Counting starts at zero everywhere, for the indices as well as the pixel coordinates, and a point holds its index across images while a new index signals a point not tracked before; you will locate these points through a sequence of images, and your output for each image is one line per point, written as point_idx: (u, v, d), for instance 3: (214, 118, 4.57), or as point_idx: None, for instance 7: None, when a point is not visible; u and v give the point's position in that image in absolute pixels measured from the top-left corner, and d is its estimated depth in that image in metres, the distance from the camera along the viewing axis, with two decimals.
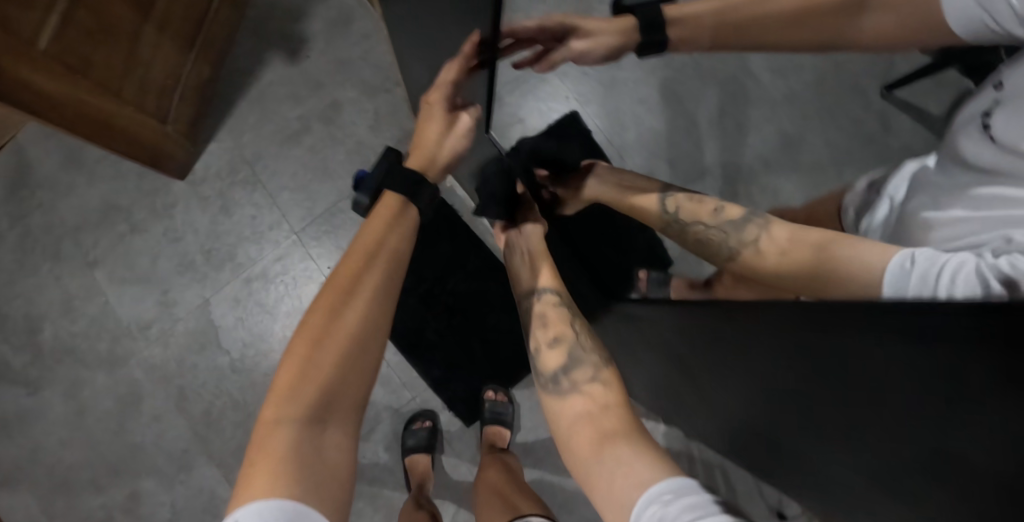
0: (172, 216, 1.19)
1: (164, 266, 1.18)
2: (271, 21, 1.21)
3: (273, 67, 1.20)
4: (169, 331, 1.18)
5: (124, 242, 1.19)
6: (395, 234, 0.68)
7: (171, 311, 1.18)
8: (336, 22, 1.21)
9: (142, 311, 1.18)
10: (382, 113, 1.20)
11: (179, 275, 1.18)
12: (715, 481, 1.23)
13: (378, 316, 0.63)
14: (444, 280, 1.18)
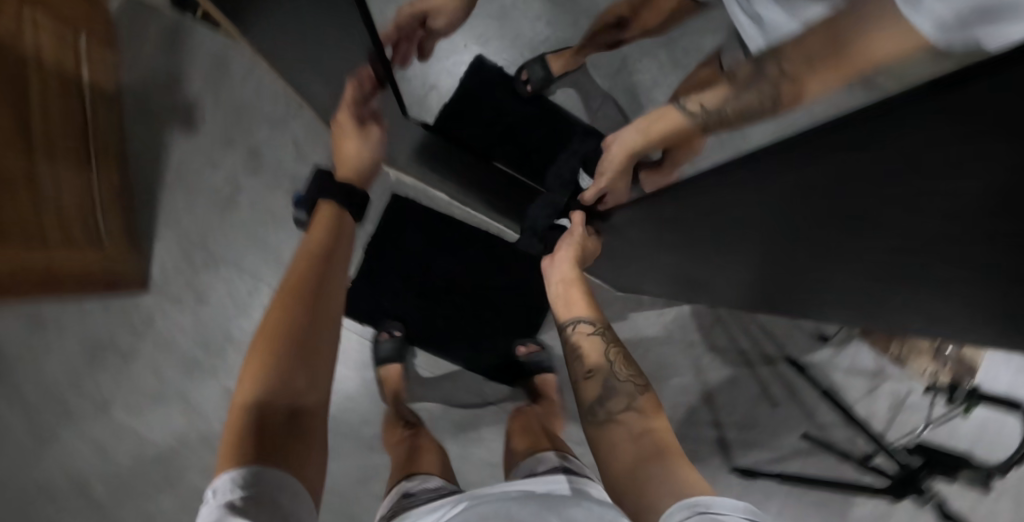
0: (155, 328, 1.17)
1: (172, 376, 1.18)
2: (151, 98, 1.13)
3: (176, 142, 1.15)
4: (208, 430, 1.18)
5: (124, 371, 1.18)
6: (329, 230, 0.85)
7: (199, 413, 1.18)
8: (214, 70, 1.14)
9: (173, 425, 1.18)
10: (301, 138, 1.16)
11: (190, 377, 1.18)
12: (753, 332, 1.27)
13: (296, 334, 0.69)
14: (432, 264, 1.20)
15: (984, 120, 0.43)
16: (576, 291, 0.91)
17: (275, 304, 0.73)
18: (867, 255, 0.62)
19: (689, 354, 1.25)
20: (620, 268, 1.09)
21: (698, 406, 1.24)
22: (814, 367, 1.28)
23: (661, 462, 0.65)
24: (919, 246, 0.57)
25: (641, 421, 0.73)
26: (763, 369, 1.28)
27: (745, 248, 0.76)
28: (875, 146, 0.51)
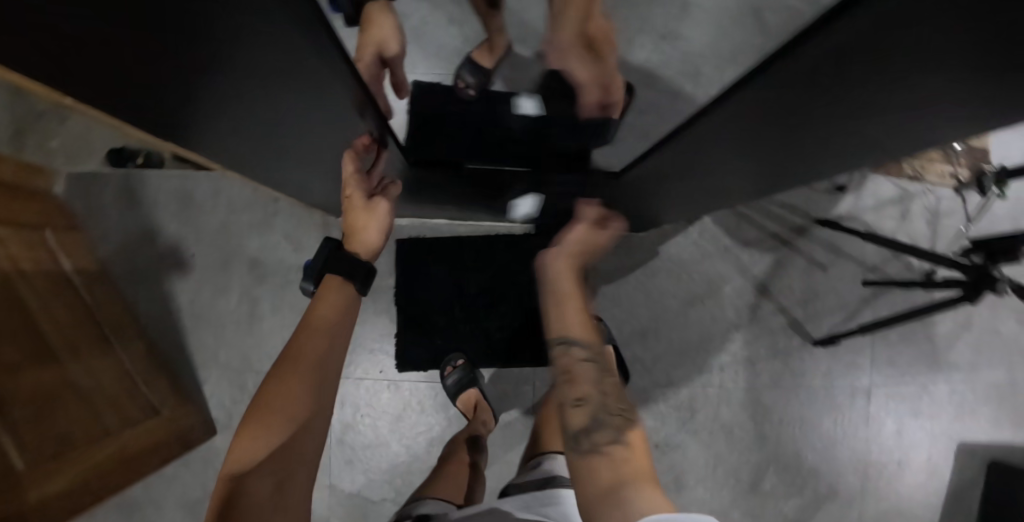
0: None
1: None
2: (133, 256, 1.11)
3: (177, 286, 1.14)
4: None
5: None
6: (337, 308, 0.72)
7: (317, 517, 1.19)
8: (180, 205, 1.12)
9: None
10: (290, 230, 1.16)
11: None
12: (779, 212, 1.27)
13: (296, 410, 0.64)
14: (463, 288, 1.22)
15: (878, 62, 0.40)
16: (570, 310, 0.76)
17: (278, 379, 0.66)
18: (829, 161, 0.62)
19: (729, 259, 1.26)
20: (638, 204, 1.09)
21: (757, 301, 1.26)
22: (844, 217, 1.29)
23: (656, 490, 0.57)
24: (872, 154, 0.56)
25: (642, 466, 0.63)
26: (802, 240, 1.28)
27: (730, 162, 0.73)
28: (813, 74, 0.46)
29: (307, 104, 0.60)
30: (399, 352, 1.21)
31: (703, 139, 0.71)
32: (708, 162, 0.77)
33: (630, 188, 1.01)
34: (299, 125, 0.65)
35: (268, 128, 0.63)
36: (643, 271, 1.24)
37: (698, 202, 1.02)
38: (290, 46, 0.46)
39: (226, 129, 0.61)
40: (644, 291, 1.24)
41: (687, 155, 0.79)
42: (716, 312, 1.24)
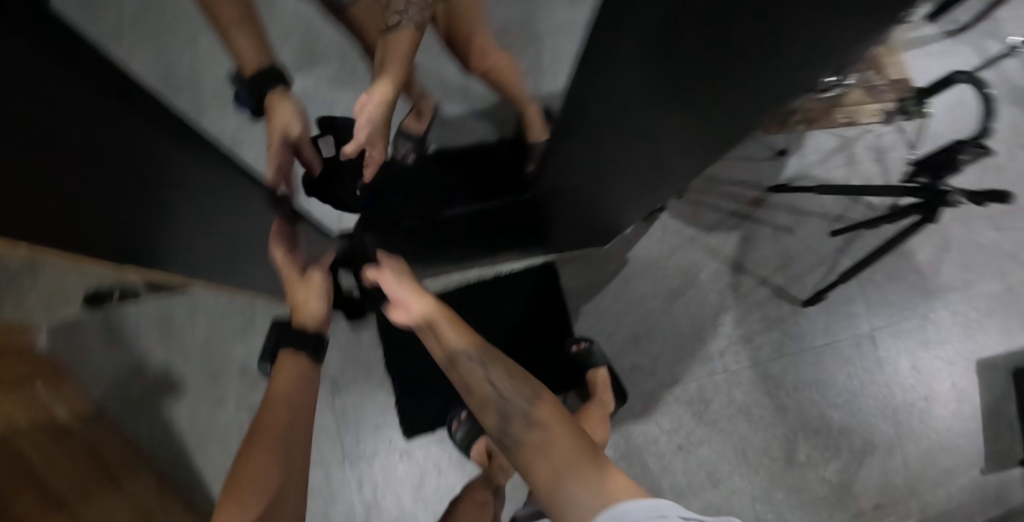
0: None
1: None
2: (128, 389, 1.13)
3: (174, 409, 1.15)
4: None
5: None
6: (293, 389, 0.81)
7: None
8: (163, 330, 1.16)
9: None
10: (273, 328, 1.19)
11: None
12: (732, 191, 1.30)
13: (278, 482, 0.69)
14: None
15: None
16: (440, 324, 0.88)
17: (248, 455, 0.71)
18: (769, 52, 0.49)
19: (698, 246, 1.28)
20: (589, 208, 1.02)
21: (736, 279, 1.27)
22: (794, 178, 1.32)
23: (584, 469, 0.64)
24: (808, 12, 0.43)
25: (550, 423, 0.73)
26: (764, 210, 1.30)
27: (651, 123, 0.65)
28: None
29: (237, 216, 0.71)
30: (404, 420, 1.20)
31: (598, 120, 0.68)
32: (619, 144, 0.75)
33: (564, 196, 0.99)
34: (241, 236, 0.76)
35: (218, 248, 0.74)
36: (619, 280, 1.25)
37: (645, 187, 0.95)
38: (195, 171, 0.57)
39: (187, 262, 0.72)
40: (625, 298, 1.25)
41: (596, 144, 0.76)
42: (700, 299, 1.25)
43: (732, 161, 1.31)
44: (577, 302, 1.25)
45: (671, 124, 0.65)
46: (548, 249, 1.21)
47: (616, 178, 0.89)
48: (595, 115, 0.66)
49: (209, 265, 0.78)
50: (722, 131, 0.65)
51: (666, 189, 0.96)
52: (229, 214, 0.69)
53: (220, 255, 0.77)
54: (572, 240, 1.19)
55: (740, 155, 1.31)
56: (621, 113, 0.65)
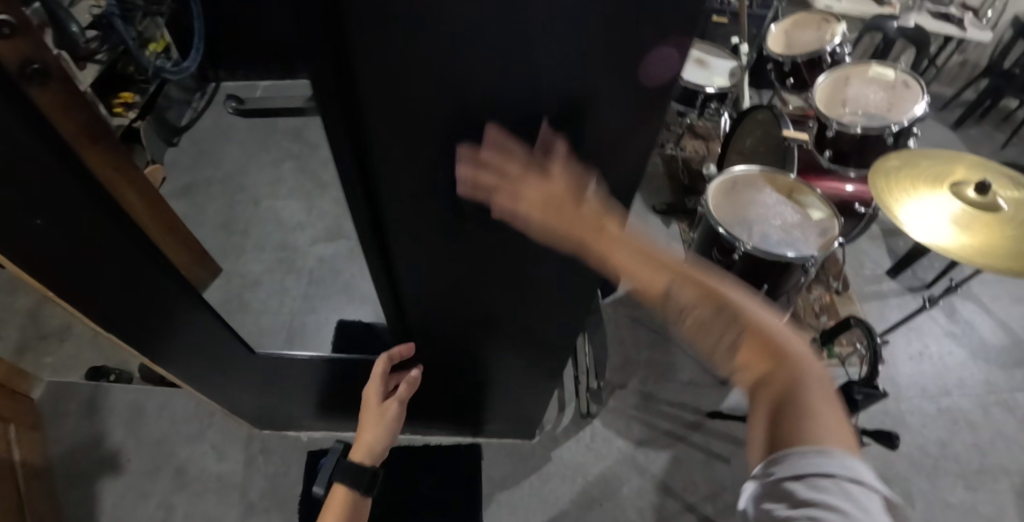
0: None
1: None
2: (79, 463, 1.27)
3: (105, 492, 1.25)
4: None
5: None
6: None
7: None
8: (132, 418, 1.33)
9: None
10: (218, 441, 1.31)
11: None
12: (669, 409, 1.35)
13: None
14: None
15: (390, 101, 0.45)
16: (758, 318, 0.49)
17: None
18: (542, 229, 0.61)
19: (624, 456, 1.28)
20: (480, 390, 1.09)
21: (661, 498, 1.23)
22: (737, 410, 1.35)
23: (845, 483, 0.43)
24: None
25: None
26: (698, 435, 1.32)
27: (479, 290, 0.75)
28: (391, 159, 0.51)
29: (206, 326, 0.93)
30: None
31: (426, 264, 0.69)
32: (473, 290, 0.75)
33: (460, 355, 0.96)
34: (202, 341, 0.96)
35: (187, 344, 0.95)
36: (539, 472, 1.26)
37: (527, 369, 1.00)
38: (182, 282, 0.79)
39: (164, 351, 0.94)
40: (542, 493, 1.23)
41: (456, 296, 0.77)
42: (621, 507, 1.22)
43: (673, 380, 1.40)
44: (493, 485, 1.24)
45: (497, 288, 0.74)
46: (478, 432, 1.27)
47: (501, 332, 0.87)
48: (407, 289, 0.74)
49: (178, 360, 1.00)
50: (555, 296, 0.75)
51: (548, 372, 1.00)
52: (199, 323, 0.90)
53: (189, 349, 0.97)
54: (500, 427, 1.24)
55: (681, 377, 1.40)
56: (453, 256, 0.67)
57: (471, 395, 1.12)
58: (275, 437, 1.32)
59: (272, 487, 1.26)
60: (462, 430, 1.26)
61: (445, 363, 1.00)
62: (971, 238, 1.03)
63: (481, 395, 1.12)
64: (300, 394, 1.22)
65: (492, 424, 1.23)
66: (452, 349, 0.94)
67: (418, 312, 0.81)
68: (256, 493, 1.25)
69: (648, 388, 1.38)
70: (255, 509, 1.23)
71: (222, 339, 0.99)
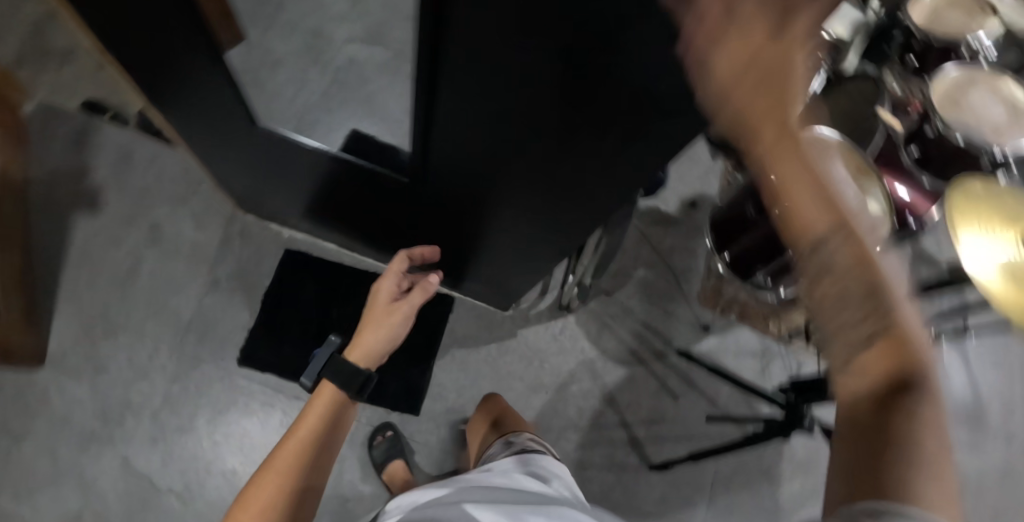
0: (51, 403, 1.13)
1: (67, 451, 1.11)
2: (59, 188, 1.25)
3: (79, 225, 1.24)
4: (104, 506, 1.09)
5: (13, 454, 1.10)
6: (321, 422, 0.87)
7: (95, 488, 1.10)
8: (120, 162, 1.29)
9: (65, 505, 1.08)
10: (200, 211, 1.28)
11: (86, 451, 1.12)
12: (641, 334, 1.35)
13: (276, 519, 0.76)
14: (329, 314, 1.24)
15: None
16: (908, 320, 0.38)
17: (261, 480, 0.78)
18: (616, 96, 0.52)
19: (583, 361, 1.30)
20: (480, 247, 1.05)
21: (602, 409, 1.27)
22: (704, 356, 1.36)
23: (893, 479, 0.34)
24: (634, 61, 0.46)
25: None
26: (658, 366, 1.34)
27: (519, 146, 0.67)
28: None
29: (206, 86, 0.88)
30: (245, 349, 1.20)
31: (464, 93, 0.60)
32: (505, 143, 0.68)
33: (464, 205, 0.91)
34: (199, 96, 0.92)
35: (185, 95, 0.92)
36: (500, 345, 1.27)
37: (537, 240, 0.94)
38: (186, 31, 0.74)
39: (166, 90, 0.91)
40: (496, 366, 1.26)
41: (489, 143, 0.69)
42: (560, 407, 1.26)
43: (657, 309, 1.38)
44: (453, 342, 1.25)
45: (538, 150, 0.66)
46: (459, 287, 1.25)
47: (511, 197, 0.82)
48: (441, 116, 0.66)
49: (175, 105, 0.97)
50: (602, 176, 0.67)
51: (557, 250, 0.95)
52: (202, 83, 0.87)
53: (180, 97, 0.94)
54: (481, 289, 1.22)
55: (665, 308, 1.38)
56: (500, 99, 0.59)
57: (467, 248, 1.08)
58: (257, 225, 1.28)
59: (241, 273, 1.25)
60: (443, 279, 1.24)
61: (446, 207, 0.95)
62: (1009, 290, 0.88)
63: (471, 253, 1.09)
64: (294, 192, 1.17)
65: (474, 283, 1.20)
66: (457, 196, 0.89)
67: (440, 141, 0.74)
68: (224, 273, 1.24)
69: (630, 307, 1.37)
70: (219, 287, 1.23)
71: (221, 105, 0.94)
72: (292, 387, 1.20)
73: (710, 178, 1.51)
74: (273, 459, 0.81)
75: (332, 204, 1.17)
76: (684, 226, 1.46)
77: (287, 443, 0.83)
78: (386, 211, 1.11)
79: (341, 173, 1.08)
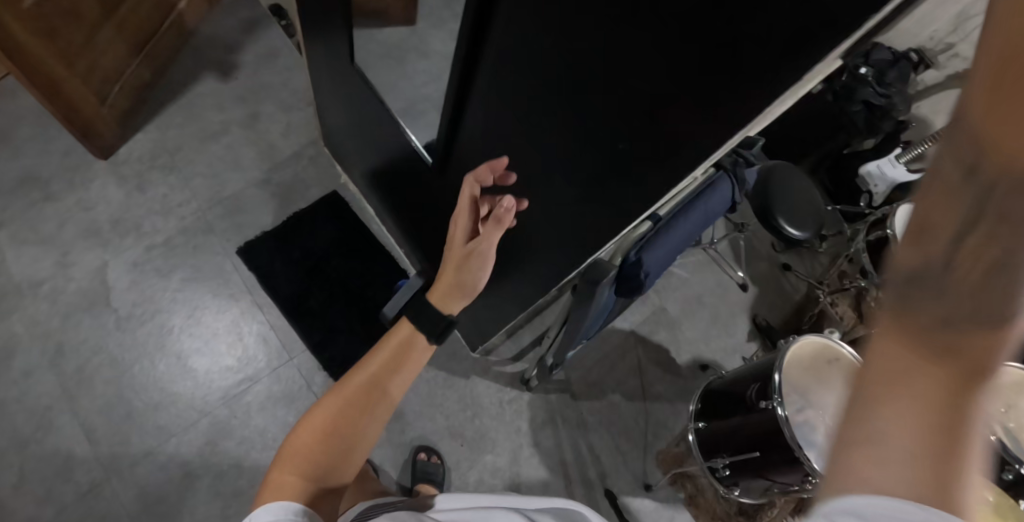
0: (88, 190, 1.26)
1: (70, 232, 1.22)
2: (211, 48, 1.44)
3: (205, 81, 1.41)
4: (61, 290, 1.17)
5: (35, 209, 1.22)
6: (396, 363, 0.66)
7: (67, 272, 1.18)
8: (265, 57, 1.47)
9: (37, 271, 1.17)
10: (294, 124, 1.42)
11: (82, 240, 1.21)
12: (582, 451, 1.28)
13: (326, 471, 0.57)
14: (328, 261, 1.30)
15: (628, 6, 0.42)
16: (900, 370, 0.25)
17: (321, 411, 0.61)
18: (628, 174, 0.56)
19: (512, 439, 1.25)
20: None
21: (501, 494, 1.20)
22: (627, 513, 1.25)
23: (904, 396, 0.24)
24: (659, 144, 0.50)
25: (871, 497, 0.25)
26: (579, 492, 1.25)
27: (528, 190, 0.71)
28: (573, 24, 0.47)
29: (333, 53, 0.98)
30: (249, 243, 1.28)
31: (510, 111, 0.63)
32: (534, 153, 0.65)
33: None
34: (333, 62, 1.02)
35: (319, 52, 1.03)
36: (449, 376, 1.26)
37: (510, 287, 0.95)
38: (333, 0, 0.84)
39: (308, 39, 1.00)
40: (433, 391, 1.24)
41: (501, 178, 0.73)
42: (465, 467, 1.21)
43: (611, 440, 1.30)
44: None
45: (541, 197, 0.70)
46: None
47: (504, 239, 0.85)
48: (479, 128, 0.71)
49: (317, 56, 1.06)
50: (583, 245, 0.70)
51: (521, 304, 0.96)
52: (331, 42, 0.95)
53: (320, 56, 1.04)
54: (462, 317, 1.23)
55: (619, 444, 1.31)
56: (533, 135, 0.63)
57: None
58: (326, 160, 1.40)
59: (290, 186, 1.36)
60: None
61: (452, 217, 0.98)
62: None
63: None
64: (359, 157, 1.25)
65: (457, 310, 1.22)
66: None
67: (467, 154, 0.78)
68: (277, 179, 1.35)
69: (585, 421, 1.30)
70: (267, 186, 1.34)
71: (336, 66, 1.03)
72: (261, 296, 1.25)
73: (733, 356, 1.45)
74: (352, 374, 0.65)
75: (377, 180, 1.24)
76: (681, 382, 1.40)
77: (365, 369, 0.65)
78: (411, 207, 1.17)
79: (392, 164, 1.13)
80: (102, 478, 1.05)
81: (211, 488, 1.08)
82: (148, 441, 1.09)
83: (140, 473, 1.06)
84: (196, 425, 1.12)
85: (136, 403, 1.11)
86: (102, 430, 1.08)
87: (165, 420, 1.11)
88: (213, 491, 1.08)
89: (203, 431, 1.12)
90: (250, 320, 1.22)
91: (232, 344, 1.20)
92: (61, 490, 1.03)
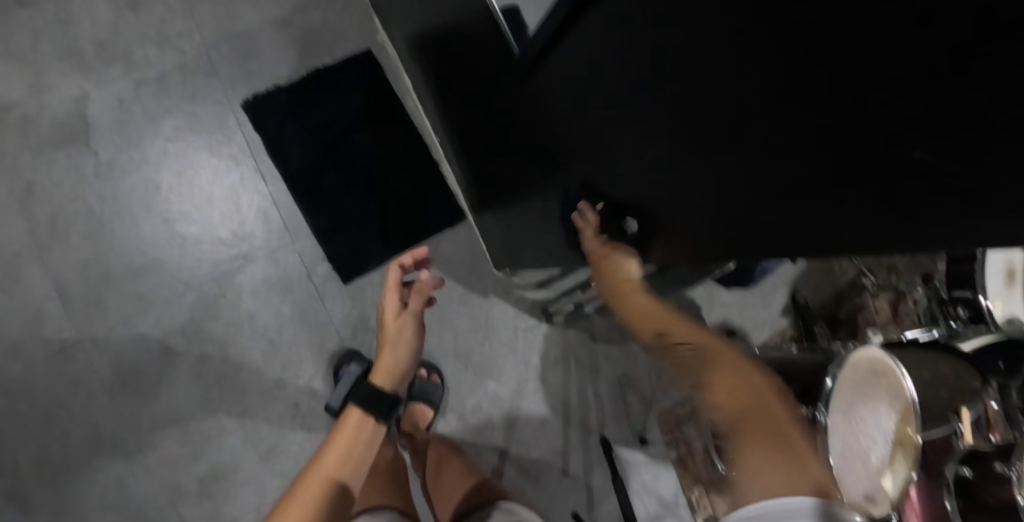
0: None
1: (45, 48, 1.01)
2: None
3: None
4: (33, 119, 0.99)
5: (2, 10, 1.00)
6: (356, 444, 0.68)
7: (40, 98, 0.99)
8: None
9: (5, 90, 0.98)
10: None
11: (60, 61, 1.01)
12: (587, 396, 1.21)
13: None
14: (349, 137, 1.11)
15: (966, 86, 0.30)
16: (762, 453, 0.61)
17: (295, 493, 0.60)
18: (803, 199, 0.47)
19: (519, 371, 1.17)
20: (516, 192, 0.91)
21: (495, 424, 1.14)
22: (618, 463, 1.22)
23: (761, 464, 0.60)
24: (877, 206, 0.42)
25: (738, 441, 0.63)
26: (575, 436, 1.19)
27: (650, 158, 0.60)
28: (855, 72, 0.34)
29: None
30: (258, 99, 1.08)
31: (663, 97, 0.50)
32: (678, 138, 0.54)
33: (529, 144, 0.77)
34: None
35: None
36: (465, 293, 1.14)
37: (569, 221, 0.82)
38: None
39: None
40: (444, 306, 1.13)
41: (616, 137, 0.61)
42: (464, 391, 1.13)
43: (619, 389, 1.23)
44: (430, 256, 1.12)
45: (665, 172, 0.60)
46: (478, 214, 1.11)
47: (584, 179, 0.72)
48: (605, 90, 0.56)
49: None
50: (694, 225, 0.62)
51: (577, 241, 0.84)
52: None
53: None
54: (493, 231, 1.08)
55: (626, 393, 1.23)
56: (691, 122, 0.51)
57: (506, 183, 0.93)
58: (362, 10, 1.14)
59: (315, 36, 1.12)
60: (470, 195, 1.11)
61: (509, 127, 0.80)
62: None
63: (504, 186, 0.94)
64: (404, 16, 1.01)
65: (489, 220, 1.07)
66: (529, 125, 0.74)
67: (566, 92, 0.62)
68: (301, 25, 1.12)
69: (597, 366, 1.22)
70: (288, 33, 1.11)
71: None
72: (267, 164, 1.08)
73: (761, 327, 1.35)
74: (320, 459, 0.65)
75: (421, 49, 1.00)
76: None
77: (315, 466, 0.63)
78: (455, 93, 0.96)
79: (441, 35, 0.89)
80: (73, 341, 0.96)
81: (191, 369, 1.00)
82: (127, 309, 0.98)
83: (116, 342, 0.97)
84: (180, 300, 1.01)
85: (115, 266, 0.99)
86: (76, 289, 0.97)
87: (146, 290, 1.00)
88: (194, 373, 1.00)
89: (189, 308, 1.01)
90: (252, 192, 1.07)
91: (228, 216, 1.05)
92: (29, 347, 0.94)
